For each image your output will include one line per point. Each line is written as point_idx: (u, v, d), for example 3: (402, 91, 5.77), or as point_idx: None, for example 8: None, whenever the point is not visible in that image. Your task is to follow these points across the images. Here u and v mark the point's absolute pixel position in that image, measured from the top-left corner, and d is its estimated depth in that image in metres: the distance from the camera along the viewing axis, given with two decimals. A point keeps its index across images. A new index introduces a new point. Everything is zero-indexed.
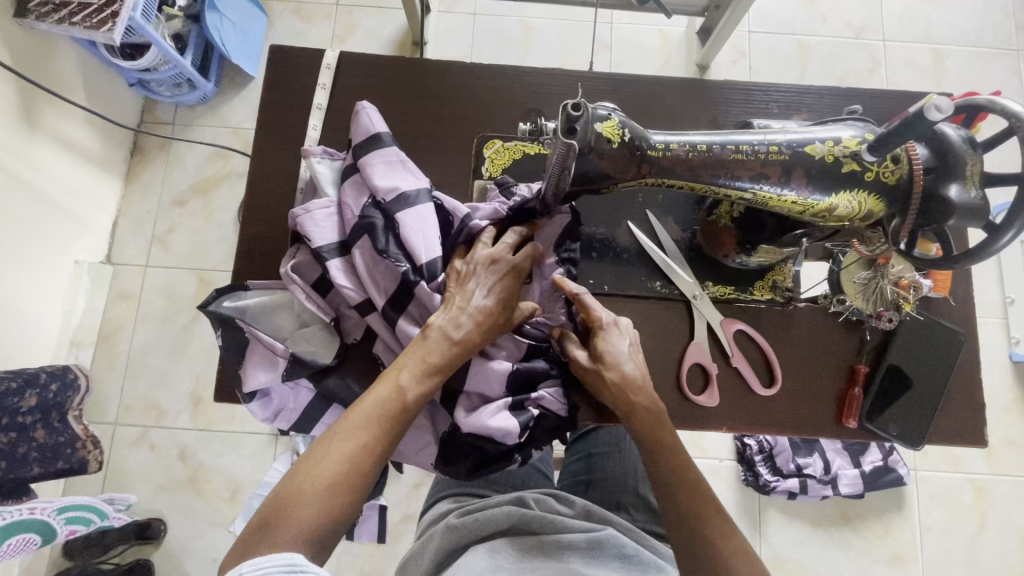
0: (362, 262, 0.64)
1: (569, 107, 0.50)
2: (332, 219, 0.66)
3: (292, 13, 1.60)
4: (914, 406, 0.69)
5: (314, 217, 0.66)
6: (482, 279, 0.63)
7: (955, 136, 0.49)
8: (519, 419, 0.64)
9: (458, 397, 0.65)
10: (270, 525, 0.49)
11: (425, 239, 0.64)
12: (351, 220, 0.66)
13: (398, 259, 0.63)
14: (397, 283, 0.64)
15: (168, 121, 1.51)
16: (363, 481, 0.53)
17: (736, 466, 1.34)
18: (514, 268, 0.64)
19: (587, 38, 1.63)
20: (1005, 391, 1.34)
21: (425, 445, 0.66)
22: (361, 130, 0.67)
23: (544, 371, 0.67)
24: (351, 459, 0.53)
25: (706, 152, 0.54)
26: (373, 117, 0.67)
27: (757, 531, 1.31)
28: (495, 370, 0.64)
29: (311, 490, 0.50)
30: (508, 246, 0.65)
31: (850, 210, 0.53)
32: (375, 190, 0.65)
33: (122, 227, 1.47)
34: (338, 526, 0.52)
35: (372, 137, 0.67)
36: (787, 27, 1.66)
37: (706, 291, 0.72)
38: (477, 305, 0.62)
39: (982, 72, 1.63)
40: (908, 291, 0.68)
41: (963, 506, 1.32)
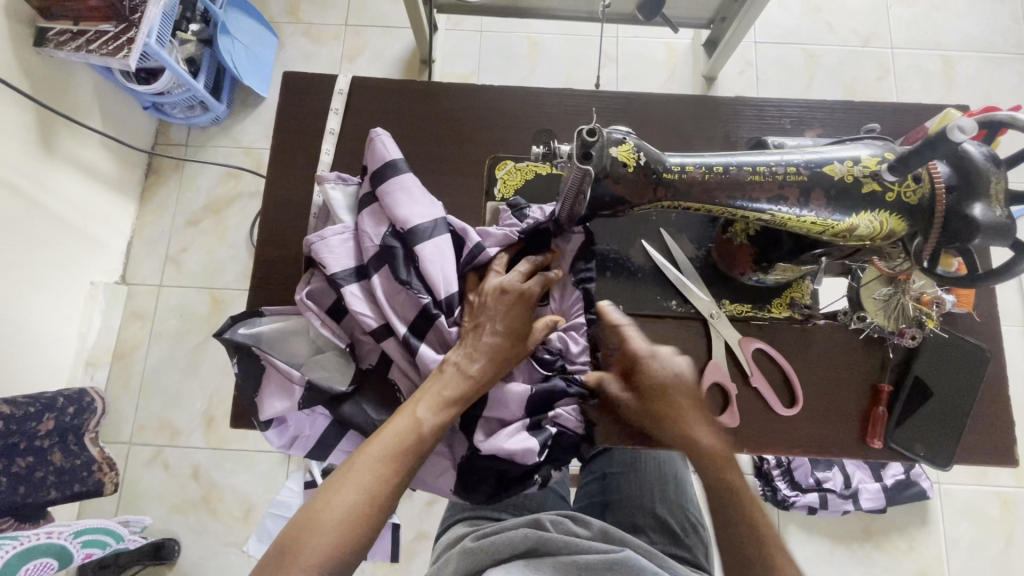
0: (381, 291, 0.64)
1: (583, 134, 0.50)
2: (351, 247, 0.66)
3: (302, 34, 1.62)
4: (942, 424, 0.68)
5: (333, 243, 0.66)
6: (496, 309, 0.62)
7: (978, 154, 0.49)
8: (539, 439, 0.64)
9: (478, 421, 0.64)
10: (286, 554, 0.49)
11: (444, 273, 0.64)
12: (368, 247, 0.65)
13: (420, 291, 0.63)
14: (418, 311, 0.64)
15: (181, 143, 1.54)
16: (379, 512, 0.53)
17: (754, 481, 1.32)
18: (522, 296, 0.63)
19: (593, 53, 1.64)
20: None
21: (444, 470, 0.66)
22: (377, 157, 0.67)
23: (563, 391, 0.67)
24: (368, 491, 0.52)
25: (722, 174, 0.53)
26: (388, 144, 0.68)
27: None
28: (512, 393, 0.64)
29: (327, 521, 0.50)
30: (521, 273, 0.65)
31: (871, 231, 0.53)
32: (395, 219, 0.65)
33: (136, 248, 1.48)
34: (353, 558, 0.51)
35: (390, 164, 0.67)
36: (793, 37, 1.66)
37: (723, 309, 0.71)
38: (490, 339, 0.61)
39: (994, 78, 1.61)
40: (931, 307, 0.67)
41: (991, 521, 1.29)
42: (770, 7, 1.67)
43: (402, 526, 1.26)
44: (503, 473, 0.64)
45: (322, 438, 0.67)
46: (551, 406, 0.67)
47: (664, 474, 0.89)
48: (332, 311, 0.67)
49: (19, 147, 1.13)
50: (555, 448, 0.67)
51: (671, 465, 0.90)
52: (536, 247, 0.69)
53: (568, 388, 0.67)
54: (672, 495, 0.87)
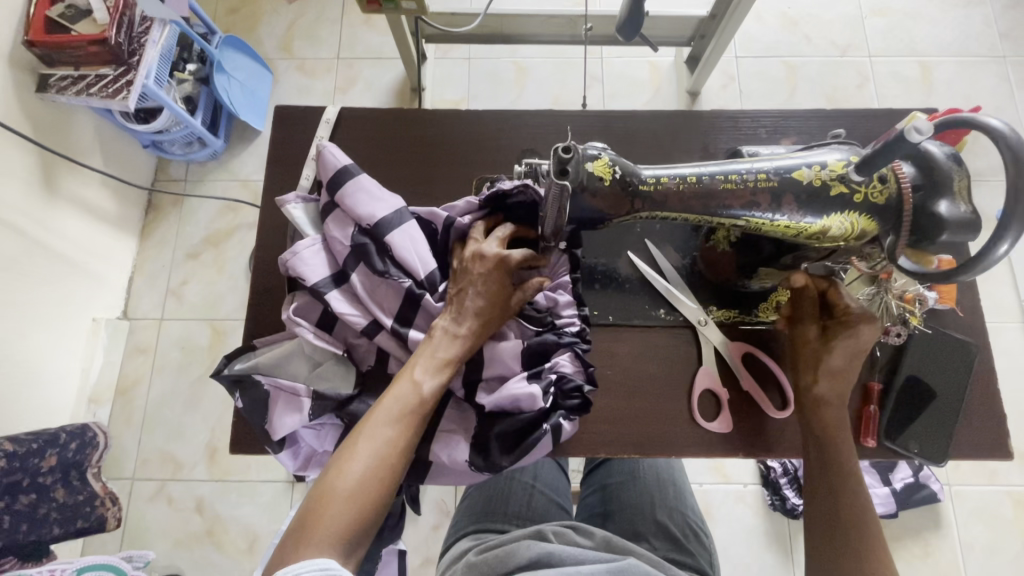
0: (360, 288, 0.65)
1: (559, 150, 0.51)
2: (320, 254, 0.67)
3: (296, 68, 1.68)
4: (935, 421, 0.68)
5: (303, 255, 0.66)
6: (477, 272, 0.62)
7: (940, 154, 0.51)
8: (541, 385, 0.64)
9: (479, 384, 0.65)
10: (306, 524, 0.50)
11: (419, 255, 0.66)
12: (339, 252, 0.67)
13: (399, 277, 0.65)
14: (401, 299, 0.65)
15: (180, 179, 1.57)
16: (393, 476, 0.54)
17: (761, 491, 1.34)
18: (502, 259, 0.62)
19: (577, 74, 1.70)
20: None
21: (456, 444, 0.64)
22: (328, 167, 0.69)
23: (556, 341, 0.65)
24: (379, 455, 0.53)
25: (696, 184, 0.55)
26: (336, 152, 0.69)
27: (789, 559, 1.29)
28: (506, 349, 0.65)
29: (343, 487, 0.51)
30: (500, 238, 0.65)
31: (843, 232, 0.54)
32: (358, 218, 0.66)
33: (138, 282, 1.51)
34: (373, 522, 0.52)
35: (341, 168, 0.68)
36: (774, 50, 1.71)
37: (711, 316, 0.72)
38: (475, 302, 0.61)
39: (971, 82, 1.66)
40: (914, 304, 0.68)
41: (1002, 519, 1.37)
42: (749, 23, 1.73)
43: (408, 552, 1.25)
44: (511, 428, 0.63)
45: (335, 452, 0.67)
46: (547, 357, 0.66)
47: (661, 479, 0.89)
48: (323, 321, 0.68)
49: (22, 189, 1.16)
50: (561, 397, 0.65)
51: (670, 472, 0.91)
52: (514, 215, 0.68)
53: (559, 338, 0.66)
54: (672, 501, 0.87)
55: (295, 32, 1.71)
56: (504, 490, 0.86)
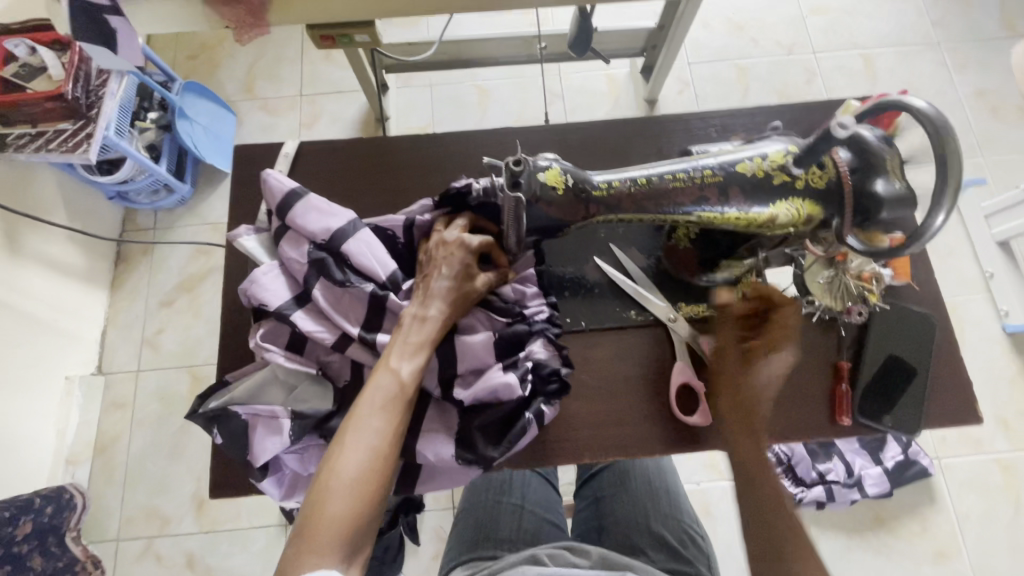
0: (322, 301, 0.65)
1: (511, 163, 0.53)
2: (279, 277, 0.67)
3: (259, 109, 1.69)
4: (904, 393, 0.70)
5: (263, 281, 0.66)
6: (442, 259, 0.64)
7: (871, 136, 0.53)
8: (517, 373, 0.65)
9: (455, 380, 0.65)
10: (309, 524, 0.51)
11: (377, 259, 0.67)
12: (297, 272, 0.67)
13: (360, 283, 0.65)
14: (367, 305, 0.65)
15: (149, 227, 1.56)
16: (388, 465, 0.55)
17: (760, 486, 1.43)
18: (463, 243, 0.64)
19: (537, 91, 1.74)
20: (1006, 362, 1.55)
21: (439, 444, 0.63)
22: (274, 192, 0.69)
23: (528, 329, 0.67)
24: (370, 446, 0.54)
25: (647, 184, 0.56)
26: (280, 176, 0.70)
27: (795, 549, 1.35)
28: (479, 343, 0.65)
29: (339, 484, 0.52)
30: (460, 226, 0.66)
31: (790, 218, 0.56)
32: (311, 235, 0.67)
33: (111, 336, 1.47)
34: (375, 513, 0.54)
35: (287, 191, 0.69)
36: (723, 54, 1.77)
37: (681, 312, 0.74)
38: (443, 286, 0.63)
39: (911, 70, 1.75)
40: (871, 282, 0.71)
41: (993, 488, 1.46)
42: (697, 30, 1.80)
43: None
44: (493, 419, 0.64)
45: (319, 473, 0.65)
46: (520, 347, 0.67)
47: (654, 486, 0.89)
48: (291, 346, 0.66)
49: None
50: (540, 384, 0.67)
51: (662, 478, 0.90)
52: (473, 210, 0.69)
53: (530, 326, 0.67)
54: (666, 506, 0.87)
55: (256, 73, 1.72)
56: (493, 512, 0.84)
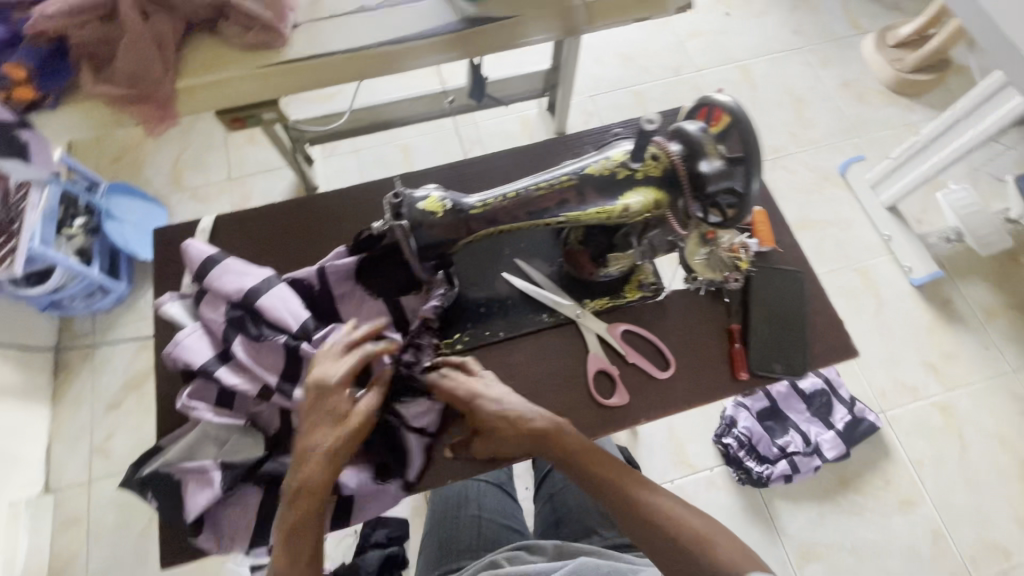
0: (241, 355, 0.69)
1: (391, 199, 0.63)
2: (201, 337, 0.71)
3: (189, 198, 1.74)
4: (790, 342, 0.79)
5: (185, 343, 0.70)
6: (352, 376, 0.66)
7: (693, 129, 0.63)
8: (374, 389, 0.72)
9: None
10: None
11: (290, 310, 0.71)
12: (217, 330, 0.71)
13: (274, 334, 0.70)
14: (284, 355, 0.70)
15: (87, 332, 1.54)
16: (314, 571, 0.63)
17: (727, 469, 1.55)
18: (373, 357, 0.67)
19: (456, 141, 1.86)
20: (922, 312, 1.69)
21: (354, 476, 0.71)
22: (193, 260, 0.74)
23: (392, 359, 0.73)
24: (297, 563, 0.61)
25: (516, 197, 0.65)
26: (199, 245, 0.75)
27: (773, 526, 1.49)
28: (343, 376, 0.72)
29: None
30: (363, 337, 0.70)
31: (641, 205, 0.65)
32: (228, 295, 0.71)
33: (57, 450, 1.43)
34: None
35: (206, 257, 0.74)
36: (619, 84, 1.96)
37: (587, 307, 0.82)
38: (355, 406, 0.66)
39: (782, 74, 1.98)
40: (741, 252, 0.81)
41: (937, 430, 1.57)
42: (592, 67, 1.98)
43: None
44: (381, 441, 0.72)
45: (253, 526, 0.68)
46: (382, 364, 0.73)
47: None
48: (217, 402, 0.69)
49: None
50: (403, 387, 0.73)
51: None
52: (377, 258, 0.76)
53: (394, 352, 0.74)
54: None
55: (182, 165, 1.78)
56: (453, 527, 0.87)
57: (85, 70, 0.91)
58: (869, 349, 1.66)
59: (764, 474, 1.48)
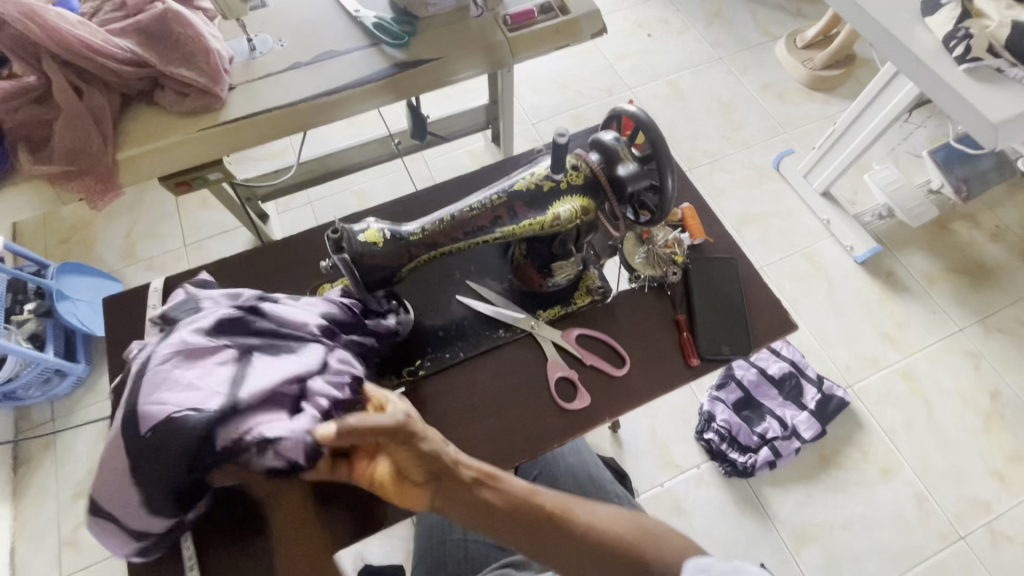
0: (213, 371, 0.59)
1: (330, 235, 0.63)
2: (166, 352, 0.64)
3: (145, 269, 1.72)
4: (734, 324, 0.84)
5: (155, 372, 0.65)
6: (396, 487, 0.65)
7: (608, 139, 0.69)
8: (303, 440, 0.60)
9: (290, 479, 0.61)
10: None
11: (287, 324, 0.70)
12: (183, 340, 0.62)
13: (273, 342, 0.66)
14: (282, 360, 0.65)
15: (47, 419, 1.49)
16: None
17: (713, 464, 1.57)
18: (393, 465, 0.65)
19: (409, 181, 1.92)
20: (871, 286, 1.79)
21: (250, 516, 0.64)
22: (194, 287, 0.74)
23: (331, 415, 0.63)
24: None
25: (451, 220, 0.68)
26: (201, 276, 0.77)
27: (766, 514, 1.52)
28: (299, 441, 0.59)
29: None
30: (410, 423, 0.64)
31: (570, 213, 0.70)
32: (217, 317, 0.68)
33: (24, 548, 1.35)
34: None
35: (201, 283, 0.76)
36: (558, 109, 2.06)
37: (541, 318, 0.85)
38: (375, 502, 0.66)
39: (707, 83, 2.12)
40: (675, 247, 0.86)
41: (902, 396, 1.64)
42: (531, 96, 2.08)
43: None
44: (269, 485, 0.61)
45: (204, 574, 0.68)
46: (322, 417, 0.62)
47: (581, 480, 0.97)
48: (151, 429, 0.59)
49: None
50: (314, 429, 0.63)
51: (586, 468, 0.99)
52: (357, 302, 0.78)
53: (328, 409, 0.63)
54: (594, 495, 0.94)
55: (135, 237, 1.77)
56: (439, 557, 0.87)
57: (22, 152, 0.92)
58: (828, 328, 1.73)
59: (748, 464, 1.51)
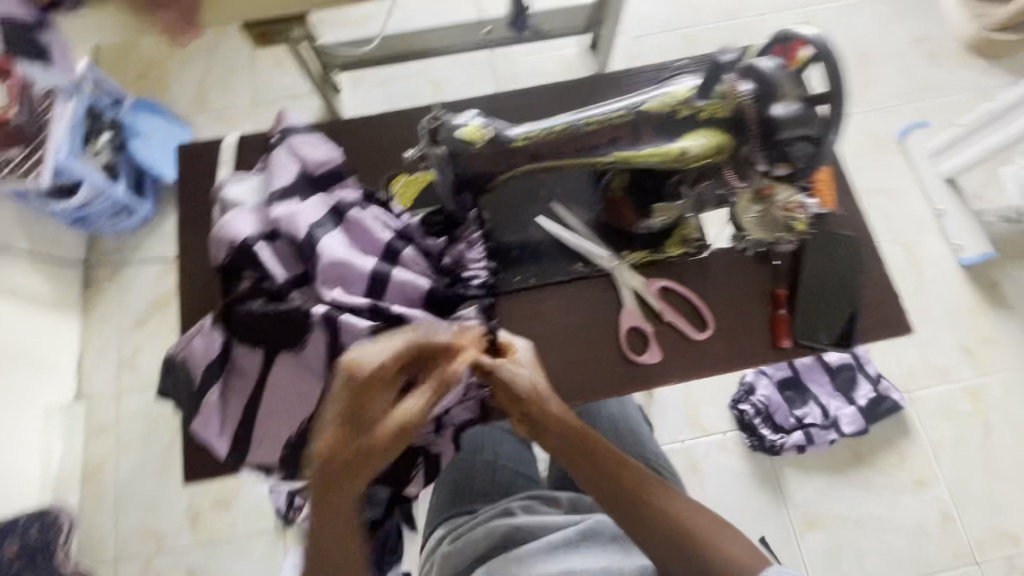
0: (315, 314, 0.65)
1: (429, 123, 0.59)
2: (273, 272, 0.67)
3: (214, 121, 1.69)
4: (840, 313, 0.74)
5: (239, 231, 0.68)
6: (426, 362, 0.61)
7: (769, 66, 0.57)
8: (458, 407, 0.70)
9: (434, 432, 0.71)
10: None
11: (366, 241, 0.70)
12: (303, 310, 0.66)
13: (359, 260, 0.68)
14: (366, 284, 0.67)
15: (114, 250, 1.55)
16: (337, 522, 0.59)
17: (741, 434, 1.49)
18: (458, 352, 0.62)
19: (491, 78, 1.76)
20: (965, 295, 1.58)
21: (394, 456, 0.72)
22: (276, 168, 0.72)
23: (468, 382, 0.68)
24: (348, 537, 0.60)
25: (563, 131, 0.61)
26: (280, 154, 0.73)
27: (781, 495, 1.46)
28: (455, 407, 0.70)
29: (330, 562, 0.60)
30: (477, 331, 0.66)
31: (701, 148, 0.59)
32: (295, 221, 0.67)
33: (88, 362, 1.47)
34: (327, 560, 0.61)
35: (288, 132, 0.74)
36: (669, 25, 1.80)
37: (624, 260, 0.77)
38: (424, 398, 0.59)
39: (850, 23, 1.79)
40: (796, 212, 0.71)
41: (963, 415, 1.50)
42: (642, 4, 1.83)
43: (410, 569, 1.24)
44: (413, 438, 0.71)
45: (236, 438, 0.69)
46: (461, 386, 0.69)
47: (619, 430, 0.93)
48: (243, 342, 0.68)
49: None
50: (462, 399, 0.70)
51: (626, 420, 0.95)
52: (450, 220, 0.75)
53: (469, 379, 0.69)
54: (629, 446, 0.92)
55: (207, 86, 1.72)
56: (468, 470, 0.88)
57: None
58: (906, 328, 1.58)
59: (777, 443, 1.42)
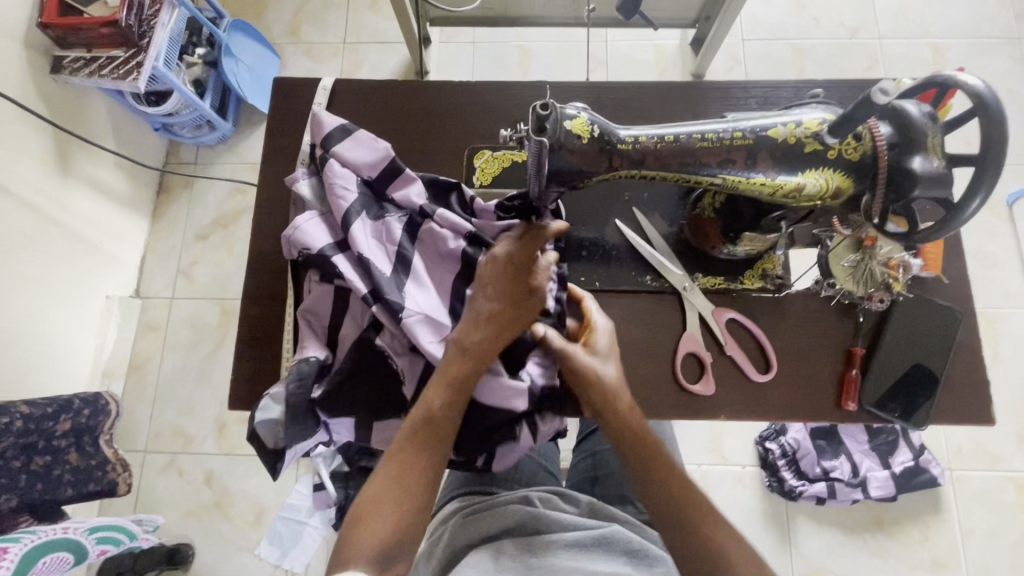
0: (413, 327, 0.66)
1: (538, 108, 0.55)
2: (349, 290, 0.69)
3: (302, 52, 1.70)
4: (917, 387, 0.69)
5: (313, 244, 0.68)
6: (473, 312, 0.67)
7: (916, 111, 0.52)
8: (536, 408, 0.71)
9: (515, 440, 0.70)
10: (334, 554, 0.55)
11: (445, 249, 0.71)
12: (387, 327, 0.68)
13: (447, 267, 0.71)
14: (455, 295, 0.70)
15: (191, 161, 1.60)
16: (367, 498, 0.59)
17: (759, 472, 1.38)
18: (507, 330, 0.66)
19: (581, 58, 1.70)
20: None
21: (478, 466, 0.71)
22: (340, 172, 0.71)
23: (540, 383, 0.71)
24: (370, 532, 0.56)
25: (673, 142, 0.58)
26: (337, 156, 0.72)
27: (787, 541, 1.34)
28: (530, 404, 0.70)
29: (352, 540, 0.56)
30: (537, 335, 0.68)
31: (818, 188, 0.57)
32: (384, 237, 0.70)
33: (150, 262, 1.54)
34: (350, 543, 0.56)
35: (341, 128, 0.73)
36: (780, 33, 1.67)
37: (696, 283, 0.73)
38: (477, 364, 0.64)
39: (983, 63, 1.61)
40: (897, 270, 0.68)
41: (1005, 506, 1.34)
42: (757, 7, 1.70)
43: None
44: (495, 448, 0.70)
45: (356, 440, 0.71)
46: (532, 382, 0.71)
47: None
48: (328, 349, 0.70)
49: (38, 168, 1.21)
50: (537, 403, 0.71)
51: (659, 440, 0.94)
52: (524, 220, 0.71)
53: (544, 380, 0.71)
54: None
55: (302, 16, 1.72)
56: None
57: None
58: None
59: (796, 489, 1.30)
